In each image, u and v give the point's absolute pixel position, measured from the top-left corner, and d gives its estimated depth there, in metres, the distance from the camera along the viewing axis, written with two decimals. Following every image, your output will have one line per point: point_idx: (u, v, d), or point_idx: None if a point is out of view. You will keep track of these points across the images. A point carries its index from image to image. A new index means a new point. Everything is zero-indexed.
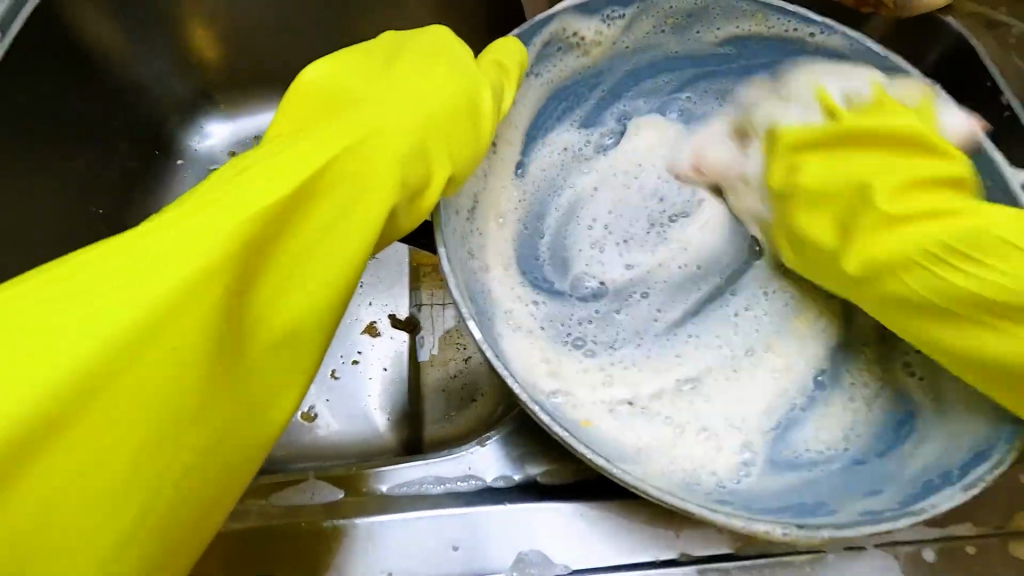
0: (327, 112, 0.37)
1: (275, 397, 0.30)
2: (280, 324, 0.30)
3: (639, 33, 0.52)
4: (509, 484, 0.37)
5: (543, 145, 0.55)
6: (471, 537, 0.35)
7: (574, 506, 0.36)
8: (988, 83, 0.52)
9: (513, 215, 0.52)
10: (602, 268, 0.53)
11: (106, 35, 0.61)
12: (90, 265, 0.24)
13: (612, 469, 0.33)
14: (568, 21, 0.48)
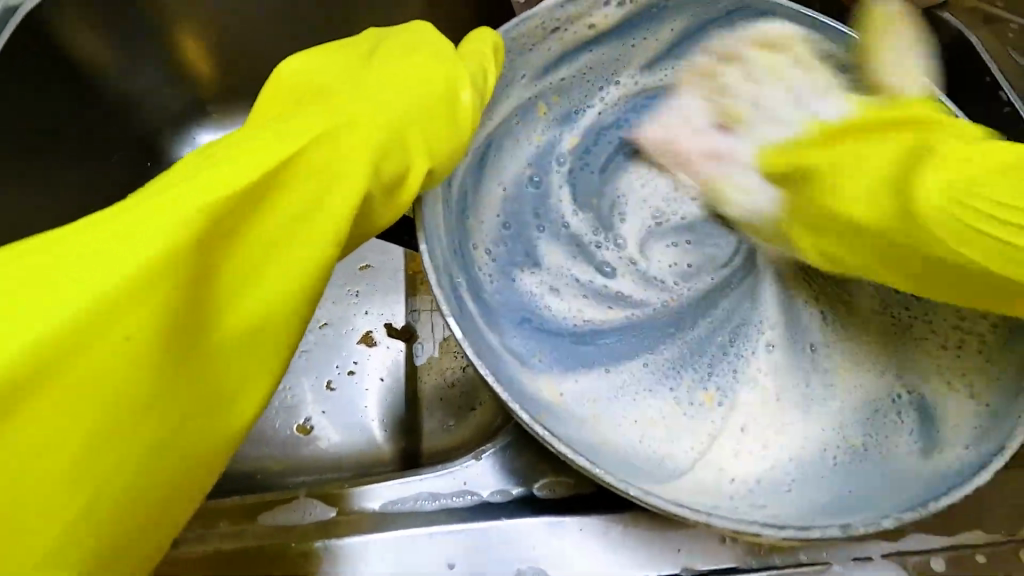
0: (301, 105, 0.36)
1: (243, 389, 0.30)
2: (247, 316, 0.29)
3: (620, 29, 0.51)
4: (506, 499, 0.37)
5: (521, 144, 0.54)
6: (467, 554, 0.34)
7: (572, 520, 0.35)
8: (987, 78, 0.58)
9: (494, 218, 0.51)
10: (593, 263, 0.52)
11: (97, 44, 0.60)
12: (46, 248, 0.23)
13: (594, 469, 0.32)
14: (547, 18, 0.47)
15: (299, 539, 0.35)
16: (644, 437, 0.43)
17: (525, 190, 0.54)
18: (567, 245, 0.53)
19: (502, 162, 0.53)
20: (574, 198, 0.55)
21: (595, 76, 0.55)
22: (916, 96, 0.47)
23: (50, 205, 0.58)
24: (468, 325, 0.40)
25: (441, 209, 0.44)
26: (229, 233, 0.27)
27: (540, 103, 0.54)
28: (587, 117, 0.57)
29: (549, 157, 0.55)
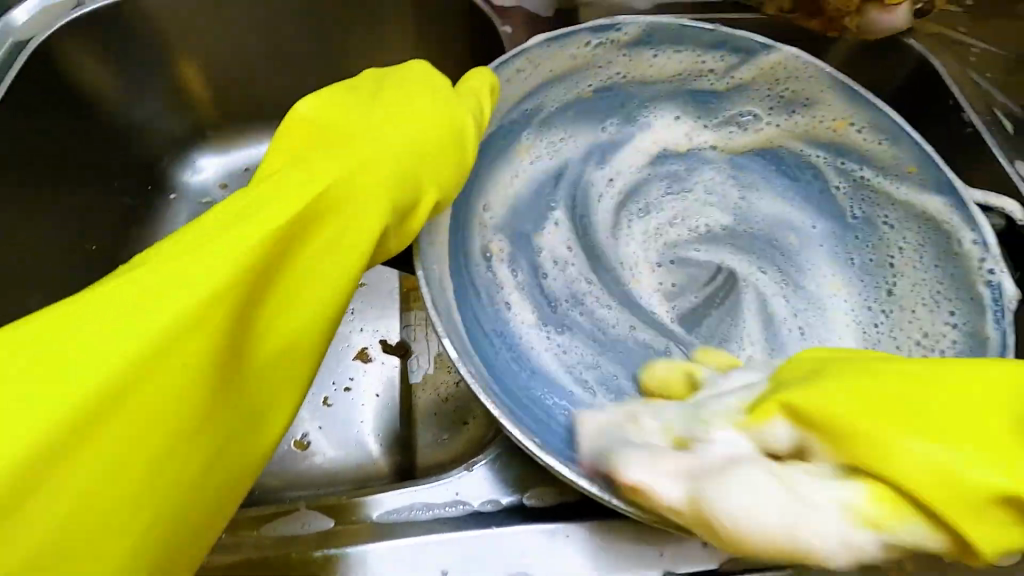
0: (319, 144, 0.38)
1: (276, 408, 0.31)
2: (279, 341, 0.31)
3: (605, 61, 0.54)
4: (498, 507, 0.39)
5: (513, 170, 0.55)
6: (460, 562, 0.36)
7: (560, 526, 0.37)
8: (950, 101, 0.62)
9: (487, 244, 0.51)
10: (590, 285, 0.54)
11: (101, 77, 0.63)
12: (106, 295, 0.26)
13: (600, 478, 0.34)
14: (538, 53, 0.49)
15: (298, 549, 0.37)
16: None
17: (516, 217, 0.55)
18: (567, 262, 0.54)
19: (496, 188, 0.53)
20: (566, 223, 0.56)
21: (584, 102, 0.57)
22: (886, 128, 0.51)
23: (56, 228, 0.60)
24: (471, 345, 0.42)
25: (437, 236, 0.44)
26: (266, 268, 0.30)
27: (534, 128, 0.55)
28: (579, 141, 0.59)
29: (545, 177, 0.57)
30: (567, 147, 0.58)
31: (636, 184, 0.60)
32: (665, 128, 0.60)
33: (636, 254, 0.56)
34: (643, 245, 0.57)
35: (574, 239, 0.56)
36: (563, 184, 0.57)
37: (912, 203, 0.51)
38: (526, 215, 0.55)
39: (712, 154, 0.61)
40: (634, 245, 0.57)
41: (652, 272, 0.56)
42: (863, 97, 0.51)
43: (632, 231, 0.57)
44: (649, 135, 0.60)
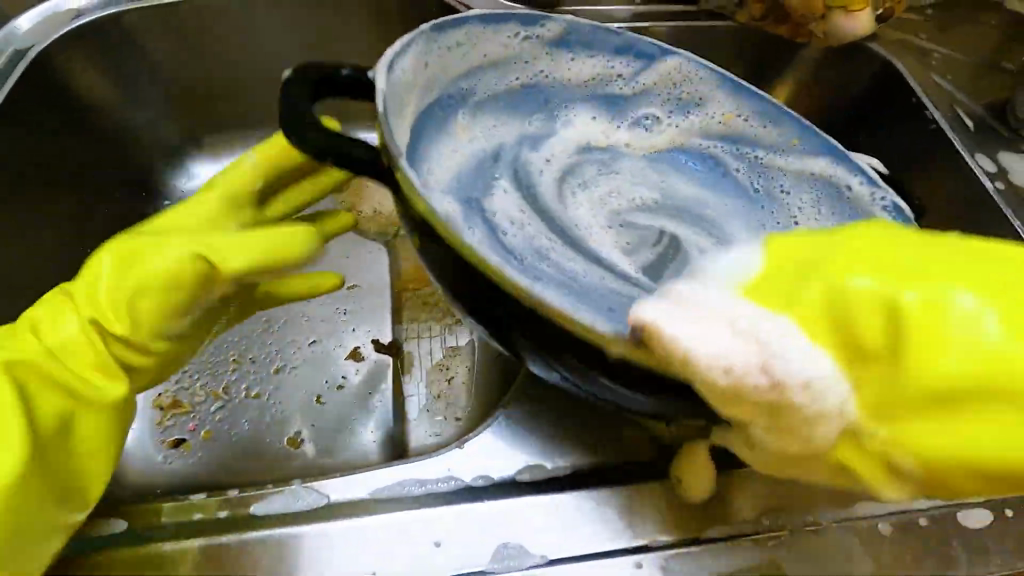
0: (203, 212, 0.51)
1: (84, 466, 0.42)
2: (86, 402, 0.42)
3: (523, 71, 0.58)
4: (488, 482, 0.39)
5: (452, 146, 0.54)
6: (450, 533, 0.37)
7: (551, 498, 0.38)
8: (913, 100, 0.66)
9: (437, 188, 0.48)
10: (552, 243, 0.51)
11: (100, 84, 0.65)
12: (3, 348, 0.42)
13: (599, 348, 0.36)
14: (477, 34, 0.53)
15: (292, 526, 0.38)
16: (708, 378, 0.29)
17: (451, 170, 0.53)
18: (519, 221, 0.52)
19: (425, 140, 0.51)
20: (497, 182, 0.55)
21: (496, 93, 0.58)
22: (764, 113, 0.59)
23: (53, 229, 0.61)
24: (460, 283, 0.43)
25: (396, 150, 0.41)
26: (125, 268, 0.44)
27: (448, 110, 0.55)
28: (506, 125, 0.59)
29: (478, 153, 0.56)
30: (495, 131, 0.58)
31: (569, 157, 0.59)
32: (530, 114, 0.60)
33: (586, 214, 0.55)
34: (592, 207, 0.56)
35: (522, 202, 0.54)
36: (500, 161, 0.56)
37: (800, 168, 0.58)
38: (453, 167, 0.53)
39: (627, 150, 0.61)
40: (580, 207, 0.56)
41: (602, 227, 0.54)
42: (741, 90, 0.59)
43: (574, 198, 0.56)
44: (543, 123, 0.60)
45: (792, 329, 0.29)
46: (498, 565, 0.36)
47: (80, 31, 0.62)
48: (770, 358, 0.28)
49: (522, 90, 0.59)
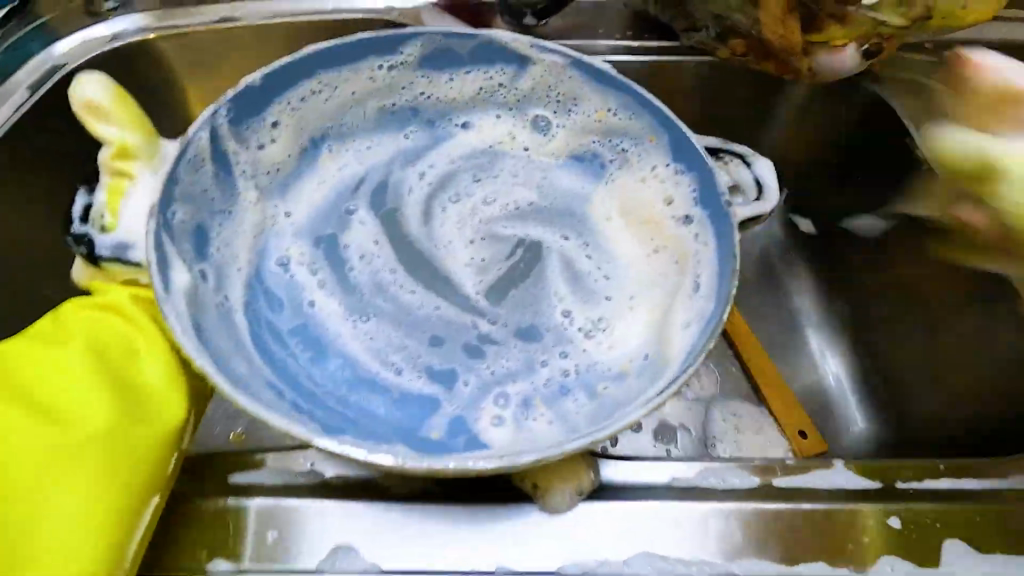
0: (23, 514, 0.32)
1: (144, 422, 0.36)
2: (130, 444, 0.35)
3: (329, 168, 0.50)
4: (344, 482, 0.38)
5: (316, 176, 0.49)
6: (292, 526, 0.36)
7: (399, 510, 0.36)
8: None
9: (282, 250, 0.44)
10: (359, 127, 0.51)
11: None
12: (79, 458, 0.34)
13: (290, 110, 0.46)
14: (395, 172, 0.52)
15: None
16: (343, 165, 0.50)
17: (468, 342, 0.43)
18: (330, 168, 0.50)
19: (481, 363, 0.41)
20: (374, 220, 0.48)
21: (427, 116, 0.53)
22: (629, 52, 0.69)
23: None
24: (454, 215, 0.50)
25: (576, 108, 0.51)
26: (88, 490, 0.33)
27: (454, 193, 0.51)
28: (375, 189, 0.50)
29: (406, 173, 0.51)
30: (387, 205, 0.49)
31: (470, 173, 0.52)
32: (386, 194, 0.50)
33: (356, 153, 0.51)
34: (304, 147, 0.48)
35: (338, 173, 0.50)
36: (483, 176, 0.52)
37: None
38: (563, 412, 0.39)
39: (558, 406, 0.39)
40: (355, 132, 0.51)
41: (350, 109, 0.50)
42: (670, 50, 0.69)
43: (372, 122, 0.51)
44: (560, 379, 0.41)
45: (399, 145, 0.52)
46: (326, 567, 0.35)
47: (116, 50, 0.67)
48: (350, 160, 0.51)
49: (385, 173, 0.51)
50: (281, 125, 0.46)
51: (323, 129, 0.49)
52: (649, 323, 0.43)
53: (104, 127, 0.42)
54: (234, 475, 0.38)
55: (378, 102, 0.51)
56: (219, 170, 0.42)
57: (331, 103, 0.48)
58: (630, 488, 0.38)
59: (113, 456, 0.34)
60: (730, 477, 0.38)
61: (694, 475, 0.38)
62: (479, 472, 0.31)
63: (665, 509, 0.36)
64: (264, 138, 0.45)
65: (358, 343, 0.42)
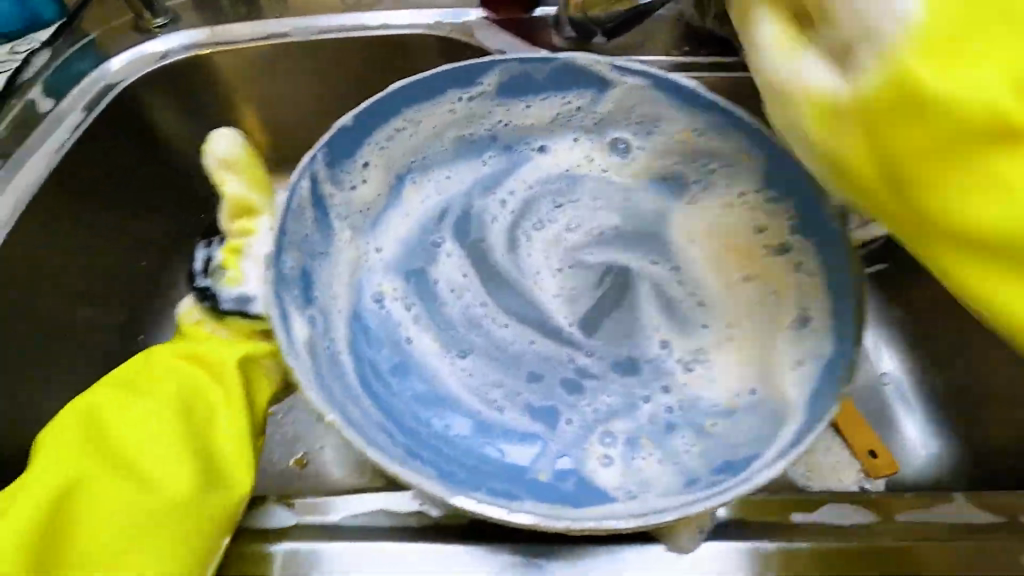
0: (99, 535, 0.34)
1: (219, 459, 0.38)
2: (203, 475, 0.37)
3: (412, 202, 0.50)
4: (461, 526, 0.37)
5: (401, 211, 0.49)
6: (416, 571, 0.36)
7: (525, 555, 0.36)
8: None
9: (376, 286, 0.45)
10: (438, 157, 0.51)
11: (174, 122, 0.68)
12: (157, 485, 0.36)
13: (374, 147, 0.46)
14: (475, 200, 0.52)
15: (265, 544, 0.37)
16: (424, 198, 0.51)
17: (566, 376, 0.42)
18: (411, 201, 0.50)
19: (582, 400, 0.40)
20: (460, 251, 0.48)
21: (503, 143, 0.53)
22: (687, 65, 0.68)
23: (104, 253, 0.63)
24: (536, 244, 0.49)
25: (659, 129, 0.50)
26: (157, 516, 0.34)
27: (534, 219, 0.50)
28: (455, 221, 0.50)
29: (486, 202, 0.51)
30: (472, 235, 0.50)
31: (549, 200, 0.52)
32: (471, 224, 0.50)
33: (436, 183, 0.52)
34: (387, 182, 0.48)
35: (420, 205, 0.50)
36: (559, 204, 0.51)
37: None
38: (672, 450, 0.37)
39: (675, 446, 0.37)
40: (436, 163, 0.51)
41: (430, 141, 0.50)
42: (727, 64, 0.68)
43: (449, 151, 0.51)
44: (669, 413, 0.39)
45: (477, 172, 0.53)
46: None
47: (165, 70, 0.65)
48: (429, 194, 0.51)
49: (466, 203, 0.51)
50: (366, 165, 0.46)
51: (405, 162, 0.49)
52: (753, 355, 0.41)
53: (231, 181, 0.48)
54: (261, 518, 0.38)
55: (455, 133, 0.50)
56: (315, 215, 0.42)
57: (414, 137, 0.49)
58: (750, 524, 0.37)
59: (187, 485, 0.36)
60: (853, 511, 0.38)
61: (815, 508, 0.38)
62: (618, 532, 0.28)
63: (791, 549, 0.36)
64: (353, 178, 0.46)
65: (456, 380, 0.41)
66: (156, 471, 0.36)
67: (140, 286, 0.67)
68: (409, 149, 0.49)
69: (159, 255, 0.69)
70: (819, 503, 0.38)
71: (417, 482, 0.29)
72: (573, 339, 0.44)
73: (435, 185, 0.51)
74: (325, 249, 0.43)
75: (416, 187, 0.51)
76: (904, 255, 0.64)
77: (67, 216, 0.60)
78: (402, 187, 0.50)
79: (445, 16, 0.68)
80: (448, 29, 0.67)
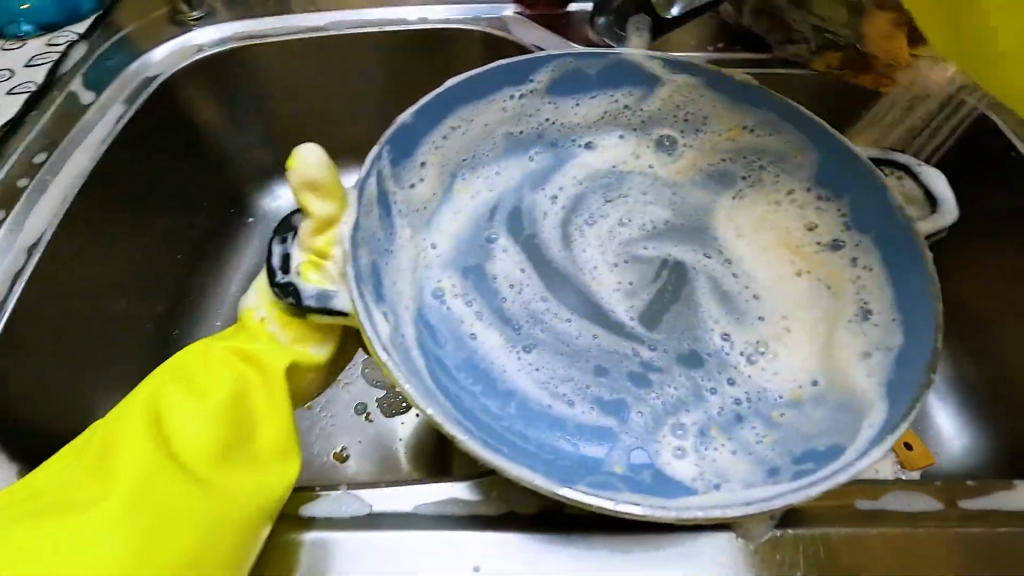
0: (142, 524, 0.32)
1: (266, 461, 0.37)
2: (252, 473, 0.36)
3: (464, 199, 0.50)
4: (533, 514, 0.37)
5: (453, 207, 0.49)
6: (492, 559, 0.35)
7: (600, 541, 0.36)
8: (1012, 152, 0.59)
9: (435, 282, 0.45)
10: (489, 152, 0.51)
11: (209, 114, 0.68)
12: (207, 479, 0.35)
13: (431, 145, 0.46)
14: (525, 195, 0.52)
15: (337, 533, 0.36)
16: (475, 195, 0.51)
17: (632, 370, 0.42)
18: (463, 199, 0.50)
19: (649, 393, 0.41)
20: (516, 247, 0.49)
21: (551, 140, 0.53)
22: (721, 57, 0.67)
23: (140, 244, 0.63)
24: (589, 239, 0.50)
25: (706, 127, 0.50)
26: (206, 510, 0.33)
27: (586, 215, 0.51)
28: (507, 218, 0.50)
29: (537, 198, 0.51)
30: (526, 231, 0.50)
31: (599, 197, 0.52)
32: (523, 220, 0.50)
33: (488, 178, 0.51)
34: (441, 178, 0.48)
35: (471, 202, 0.50)
36: (612, 198, 0.51)
37: None
38: (744, 442, 0.38)
39: (745, 436, 0.38)
40: (488, 160, 0.51)
41: (482, 138, 0.49)
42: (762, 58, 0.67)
43: (501, 147, 0.51)
44: (738, 404, 0.40)
45: (525, 168, 0.52)
46: None
47: (203, 63, 0.65)
48: (481, 191, 0.51)
49: (516, 198, 0.51)
50: (423, 164, 0.46)
51: (458, 158, 0.49)
52: (816, 348, 0.41)
53: (316, 201, 0.38)
54: (303, 507, 0.37)
55: (506, 129, 0.50)
56: (381, 219, 0.42)
57: (469, 134, 0.48)
58: (821, 513, 0.37)
59: (236, 481, 0.35)
60: (917, 499, 0.39)
61: (880, 496, 0.38)
62: (728, 520, 0.29)
63: (860, 535, 0.37)
64: (413, 176, 0.46)
65: (523, 374, 0.42)
66: (206, 465, 0.35)
67: (174, 278, 0.67)
68: (463, 146, 0.49)
69: (193, 248, 0.69)
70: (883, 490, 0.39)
71: (518, 475, 0.30)
72: (632, 334, 0.45)
73: (486, 182, 0.51)
74: (390, 247, 0.43)
75: (468, 185, 0.50)
76: (945, 249, 0.64)
77: (106, 209, 0.59)
78: (454, 184, 0.50)
79: (481, 12, 0.68)
80: (485, 24, 0.67)
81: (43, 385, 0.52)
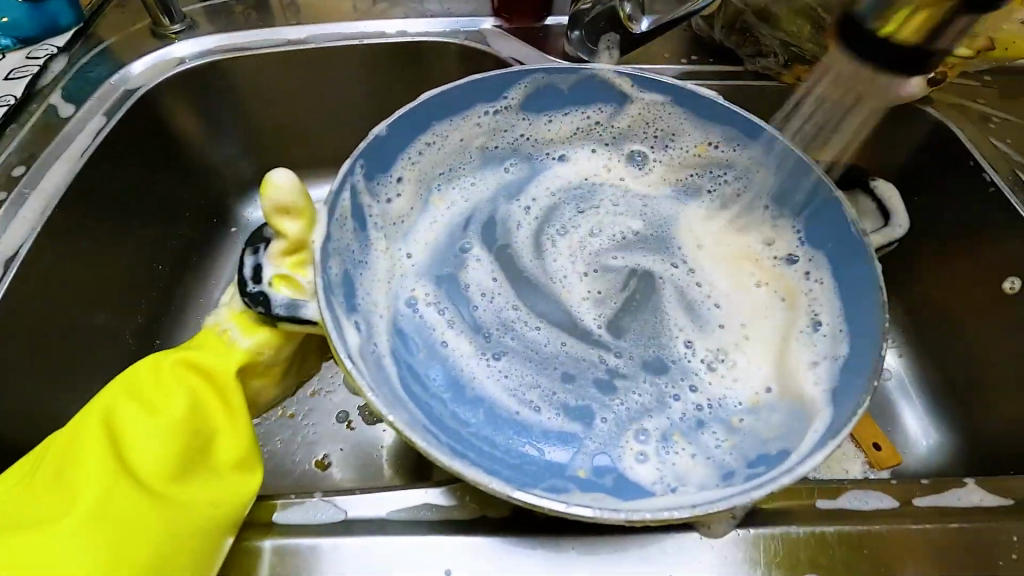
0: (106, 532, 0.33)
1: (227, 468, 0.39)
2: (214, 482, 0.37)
3: (440, 209, 0.51)
4: (503, 518, 0.38)
5: (429, 219, 0.50)
6: (463, 562, 0.36)
7: (567, 542, 0.37)
8: (971, 162, 0.62)
9: (409, 292, 0.46)
10: (464, 164, 0.52)
11: (190, 126, 0.68)
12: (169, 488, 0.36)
13: (406, 158, 0.47)
14: (499, 207, 0.53)
15: (310, 539, 0.37)
16: (451, 205, 0.52)
17: (599, 377, 0.44)
18: (439, 209, 0.51)
19: (615, 399, 0.42)
20: (489, 257, 0.50)
21: (524, 153, 0.54)
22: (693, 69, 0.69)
23: (121, 256, 0.63)
24: (559, 249, 0.51)
25: (674, 143, 0.52)
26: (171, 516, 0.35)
27: (558, 225, 0.52)
28: (480, 228, 0.52)
29: (511, 209, 0.53)
30: (500, 241, 0.51)
31: (571, 208, 0.53)
32: (497, 231, 0.52)
33: (463, 189, 0.53)
34: (417, 190, 0.49)
35: (446, 212, 0.51)
36: (583, 209, 0.53)
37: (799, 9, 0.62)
38: (705, 446, 0.39)
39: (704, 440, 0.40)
40: (463, 172, 0.52)
41: (457, 152, 0.51)
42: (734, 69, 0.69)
43: (476, 160, 0.52)
44: (696, 410, 0.42)
45: (499, 180, 0.54)
46: None
47: (181, 76, 0.65)
48: (458, 202, 0.52)
49: (491, 209, 0.53)
50: (400, 177, 0.47)
51: (433, 171, 0.50)
52: (775, 354, 0.43)
53: (289, 222, 0.39)
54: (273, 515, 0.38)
55: (481, 143, 0.51)
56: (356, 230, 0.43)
57: (444, 149, 0.50)
58: (783, 512, 0.39)
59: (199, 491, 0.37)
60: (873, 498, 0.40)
61: (839, 495, 0.40)
62: (674, 521, 0.30)
63: (819, 533, 0.38)
64: (389, 188, 0.47)
65: (493, 380, 0.43)
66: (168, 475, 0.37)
67: (157, 289, 0.67)
68: (438, 159, 0.50)
69: (175, 258, 0.69)
70: (843, 490, 0.40)
71: (476, 479, 0.31)
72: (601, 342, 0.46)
73: (462, 191, 0.52)
74: (365, 258, 0.44)
75: (446, 195, 0.52)
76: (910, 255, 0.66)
77: (85, 221, 0.59)
78: (430, 195, 0.51)
79: (459, 26, 0.70)
80: (463, 38, 0.69)
81: (22, 398, 0.52)
